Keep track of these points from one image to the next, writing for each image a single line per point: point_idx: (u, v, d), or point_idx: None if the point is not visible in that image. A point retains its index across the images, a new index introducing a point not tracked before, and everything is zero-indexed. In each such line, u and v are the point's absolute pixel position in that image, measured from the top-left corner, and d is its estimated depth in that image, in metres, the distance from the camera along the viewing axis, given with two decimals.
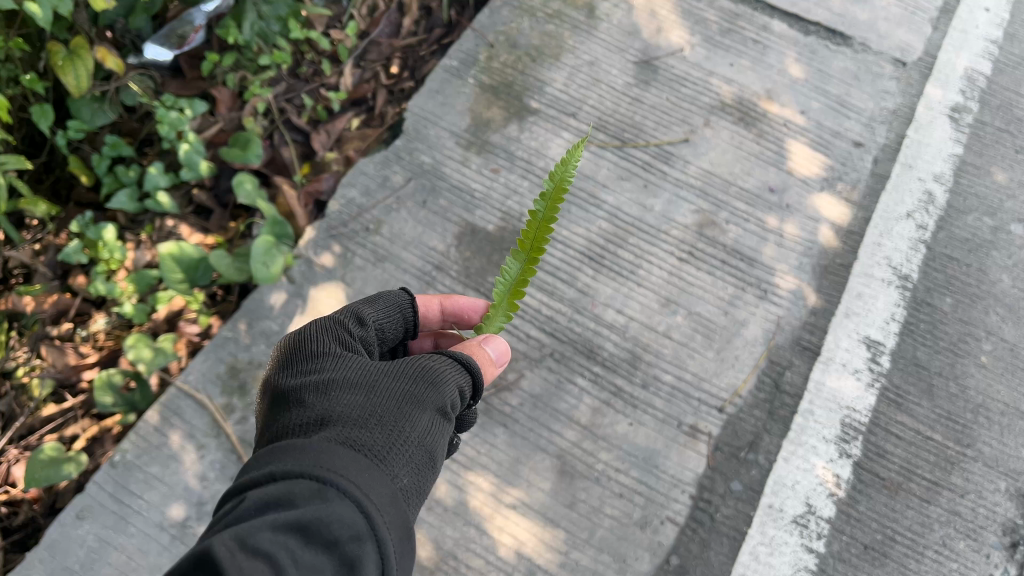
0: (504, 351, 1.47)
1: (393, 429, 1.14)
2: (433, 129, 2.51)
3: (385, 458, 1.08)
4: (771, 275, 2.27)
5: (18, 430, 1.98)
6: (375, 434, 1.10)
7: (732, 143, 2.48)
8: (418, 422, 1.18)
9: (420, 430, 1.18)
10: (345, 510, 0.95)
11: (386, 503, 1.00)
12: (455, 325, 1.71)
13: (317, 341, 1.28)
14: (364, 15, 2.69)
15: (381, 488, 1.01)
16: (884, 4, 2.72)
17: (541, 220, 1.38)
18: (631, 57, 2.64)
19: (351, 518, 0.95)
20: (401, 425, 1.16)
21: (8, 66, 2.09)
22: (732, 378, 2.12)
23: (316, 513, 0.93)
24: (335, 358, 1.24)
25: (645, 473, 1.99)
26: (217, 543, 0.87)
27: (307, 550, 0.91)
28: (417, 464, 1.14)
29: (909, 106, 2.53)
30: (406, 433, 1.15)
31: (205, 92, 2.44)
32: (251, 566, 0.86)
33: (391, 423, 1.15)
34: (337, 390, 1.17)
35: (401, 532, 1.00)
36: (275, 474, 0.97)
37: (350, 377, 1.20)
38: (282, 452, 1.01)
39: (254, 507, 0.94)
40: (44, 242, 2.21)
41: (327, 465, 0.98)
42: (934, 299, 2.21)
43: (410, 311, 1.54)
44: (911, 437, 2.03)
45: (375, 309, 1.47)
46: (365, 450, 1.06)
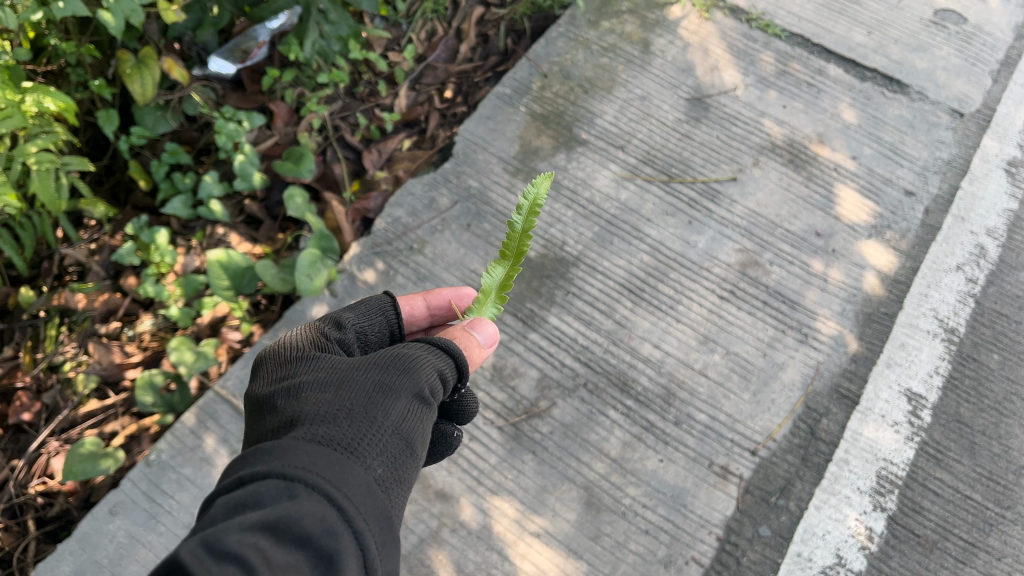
0: (492, 335, 1.48)
1: (363, 419, 1.13)
2: (482, 154, 2.54)
3: (356, 447, 1.07)
4: (812, 319, 2.24)
5: (61, 423, 2.03)
6: (344, 427, 1.09)
7: (780, 185, 2.47)
8: (391, 409, 1.17)
9: (394, 417, 1.17)
10: (316, 505, 0.93)
11: (360, 494, 0.99)
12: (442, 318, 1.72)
13: (293, 348, 1.30)
14: (422, 39, 2.76)
15: (355, 481, 1.00)
16: (943, 54, 2.69)
17: (518, 232, 1.50)
18: (683, 93, 2.65)
19: (322, 512, 0.93)
20: (373, 414, 1.15)
21: (78, 71, 2.19)
22: (768, 422, 2.09)
23: (285, 510, 0.91)
24: (308, 360, 1.25)
25: (672, 511, 1.97)
26: (183, 550, 0.83)
27: (280, 547, 0.89)
28: (393, 453, 1.13)
29: (965, 157, 2.50)
30: (379, 422, 1.14)
31: (263, 106, 2.50)
32: (221, 569, 0.82)
33: (363, 413, 1.14)
34: (307, 391, 1.17)
35: (378, 521, 0.99)
36: (243, 477, 0.96)
37: (320, 376, 1.20)
38: (252, 457, 1.00)
39: (222, 511, 0.92)
40: (100, 242, 2.29)
41: (294, 464, 0.97)
42: (981, 355, 2.17)
43: (392, 312, 1.52)
44: (950, 495, 1.98)
45: (354, 315, 1.47)
46: (334, 443, 1.05)
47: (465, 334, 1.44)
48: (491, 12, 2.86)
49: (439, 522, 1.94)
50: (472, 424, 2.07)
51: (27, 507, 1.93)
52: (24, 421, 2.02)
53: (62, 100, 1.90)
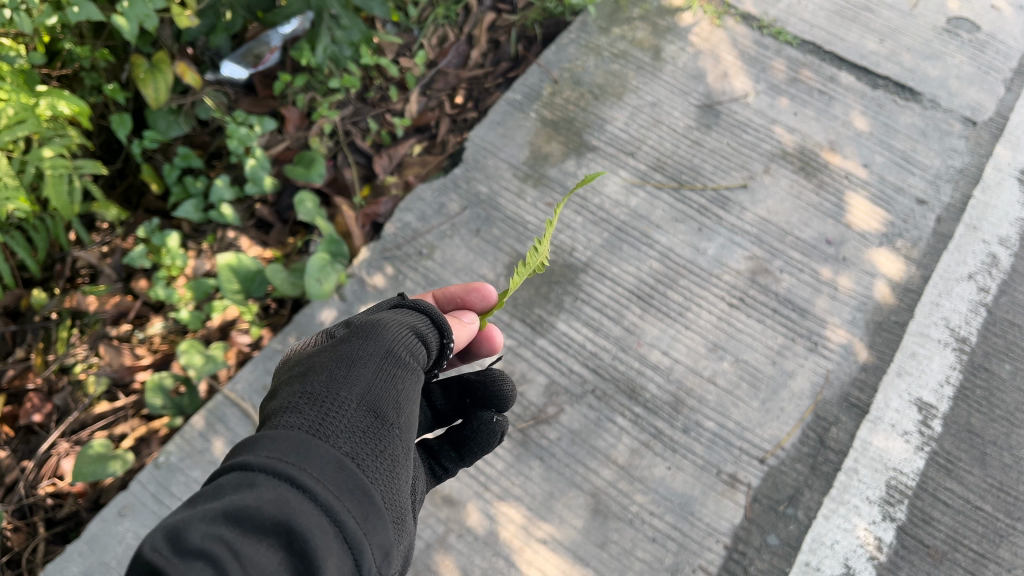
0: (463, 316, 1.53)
1: (330, 395, 1.11)
2: (492, 160, 2.55)
3: (320, 422, 1.06)
4: (822, 327, 2.23)
5: (71, 424, 2.04)
6: (308, 408, 1.08)
7: (791, 192, 2.46)
8: (359, 380, 1.16)
9: (362, 387, 1.15)
10: (276, 488, 0.93)
11: (325, 471, 0.98)
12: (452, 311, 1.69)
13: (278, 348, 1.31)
14: (434, 45, 2.77)
15: (320, 456, 0.99)
16: (956, 62, 2.68)
17: None
18: (694, 100, 2.65)
19: (282, 494, 0.92)
20: (338, 387, 1.13)
21: (92, 75, 2.20)
22: (776, 430, 2.09)
23: (244, 500, 0.90)
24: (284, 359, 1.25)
25: (680, 519, 1.97)
26: (149, 552, 0.85)
27: (243, 536, 0.88)
28: (366, 425, 1.11)
29: (977, 166, 2.48)
30: (345, 394, 1.12)
31: (275, 110, 2.51)
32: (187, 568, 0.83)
33: (326, 389, 1.12)
34: (278, 387, 1.17)
35: (351, 497, 0.98)
36: (210, 475, 0.97)
37: (291, 369, 1.20)
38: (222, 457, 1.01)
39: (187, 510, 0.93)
40: (112, 244, 2.30)
41: (253, 455, 0.97)
42: (992, 364, 2.15)
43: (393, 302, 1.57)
44: (960, 506, 1.96)
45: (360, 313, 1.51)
46: (296, 425, 1.04)
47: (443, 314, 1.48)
48: (503, 18, 2.87)
49: (446, 527, 1.94)
50: None
51: (37, 507, 1.94)
52: (34, 423, 2.03)
53: (77, 104, 1.91)
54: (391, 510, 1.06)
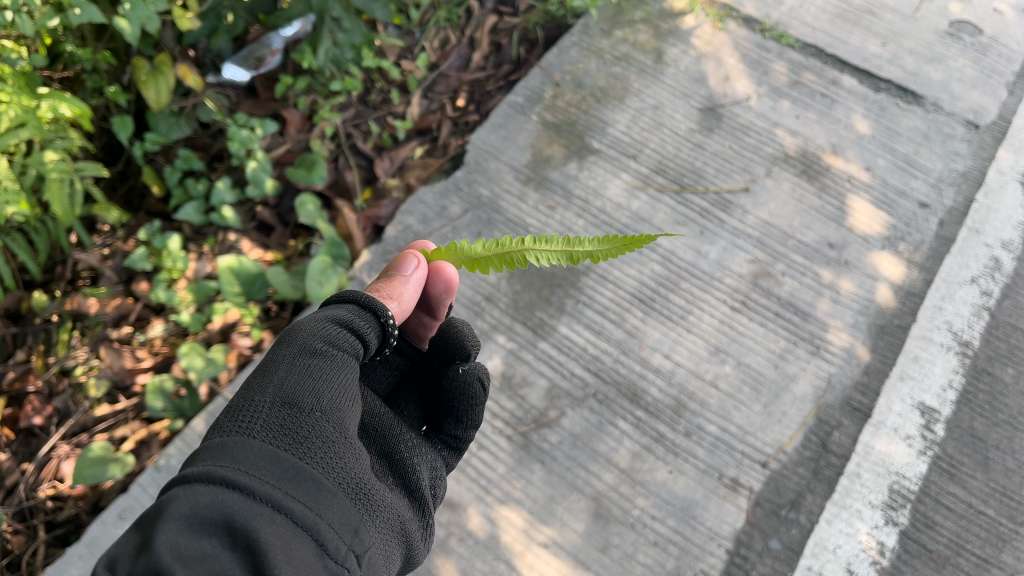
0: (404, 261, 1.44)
1: (252, 400, 1.12)
2: (494, 162, 2.55)
3: (242, 424, 1.06)
4: (824, 330, 2.22)
5: (71, 427, 2.03)
6: (229, 417, 1.09)
7: (793, 196, 2.46)
8: (276, 381, 1.16)
9: (279, 385, 1.15)
10: (211, 491, 0.93)
11: (251, 461, 0.99)
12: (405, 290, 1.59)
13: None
14: (435, 47, 2.76)
15: (248, 453, 1.00)
16: (959, 65, 2.68)
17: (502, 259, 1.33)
18: (696, 104, 2.64)
19: (213, 494, 0.93)
20: (256, 391, 1.14)
21: (94, 78, 2.20)
22: (778, 434, 2.08)
23: (181, 509, 0.91)
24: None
25: (682, 523, 1.96)
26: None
27: (186, 535, 0.89)
28: (290, 414, 1.11)
29: (979, 169, 2.48)
30: (264, 395, 1.13)
31: (277, 112, 2.50)
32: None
33: (244, 395, 1.13)
34: None
35: (289, 484, 1.00)
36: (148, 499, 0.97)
37: None
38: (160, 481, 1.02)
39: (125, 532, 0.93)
40: (113, 246, 2.29)
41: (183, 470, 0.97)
42: (995, 368, 2.14)
43: None
44: (963, 510, 1.95)
45: None
46: (220, 434, 1.05)
47: (389, 281, 1.41)
48: (505, 21, 2.87)
49: (446, 531, 1.93)
50: (482, 433, 2.07)
51: (37, 510, 1.94)
52: (35, 425, 2.03)
53: (78, 106, 1.91)
54: (337, 487, 1.09)
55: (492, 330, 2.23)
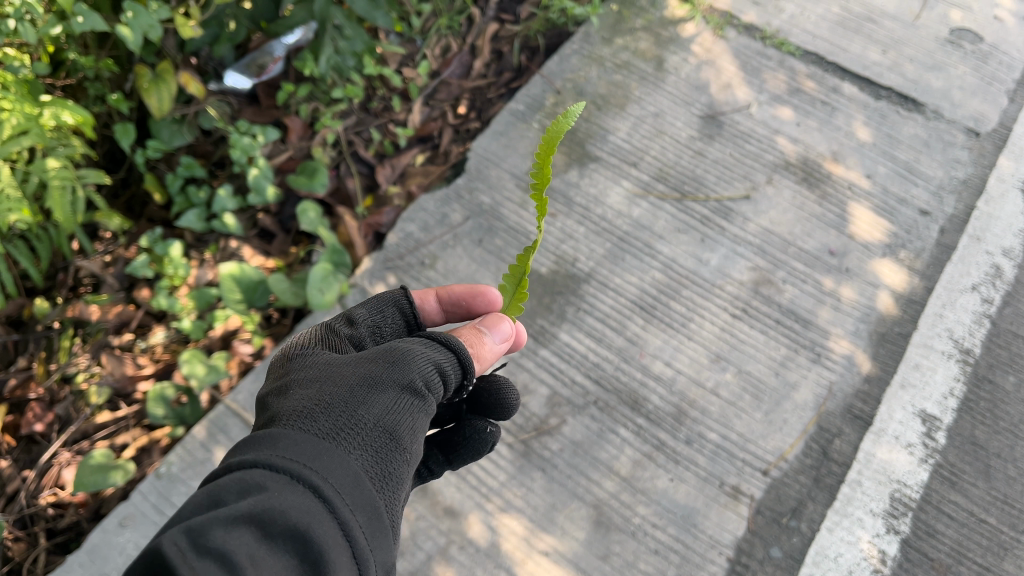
0: (502, 327, 1.42)
1: (353, 412, 1.10)
2: (495, 170, 2.55)
3: (339, 435, 1.04)
4: (825, 338, 2.22)
5: (73, 434, 2.03)
6: (323, 417, 1.06)
7: (794, 204, 2.46)
8: (381, 404, 1.14)
9: (378, 411, 1.13)
10: (298, 498, 0.91)
11: (344, 480, 0.97)
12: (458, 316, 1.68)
13: (289, 350, 1.29)
14: (437, 55, 2.77)
15: (338, 470, 0.97)
16: (959, 73, 2.68)
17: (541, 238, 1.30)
18: (697, 111, 2.65)
19: (302, 503, 0.91)
20: (356, 406, 1.11)
21: (97, 85, 2.21)
22: (779, 442, 2.08)
23: (267, 502, 0.89)
24: (301, 360, 1.23)
25: (683, 531, 1.96)
26: (167, 548, 0.82)
27: (260, 537, 0.86)
28: (382, 446, 1.09)
29: (980, 176, 2.48)
30: (363, 414, 1.10)
31: (278, 120, 2.52)
32: (203, 566, 0.81)
33: (345, 404, 1.11)
34: (294, 390, 1.15)
35: (366, 514, 0.96)
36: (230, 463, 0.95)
37: (310, 374, 1.18)
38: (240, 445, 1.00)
39: (193, 503, 0.89)
40: (114, 254, 2.30)
41: (273, 454, 0.95)
42: (997, 376, 2.14)
43: (406, 305, 1.53)
44: (965, 519, 1.95)
45: (367, 310, 1.47)
46: (313, 432, 1.02)
47: (476, 335, 1.38)
48: (506, 29, 2.89)
49: (447, 539, 1.93)
50: None
51: (38, 517, 1.94)
52: (35, 432, 2.03)
53: (80, 114, 1.91)
54: (394, 536, 1.05)
55: None
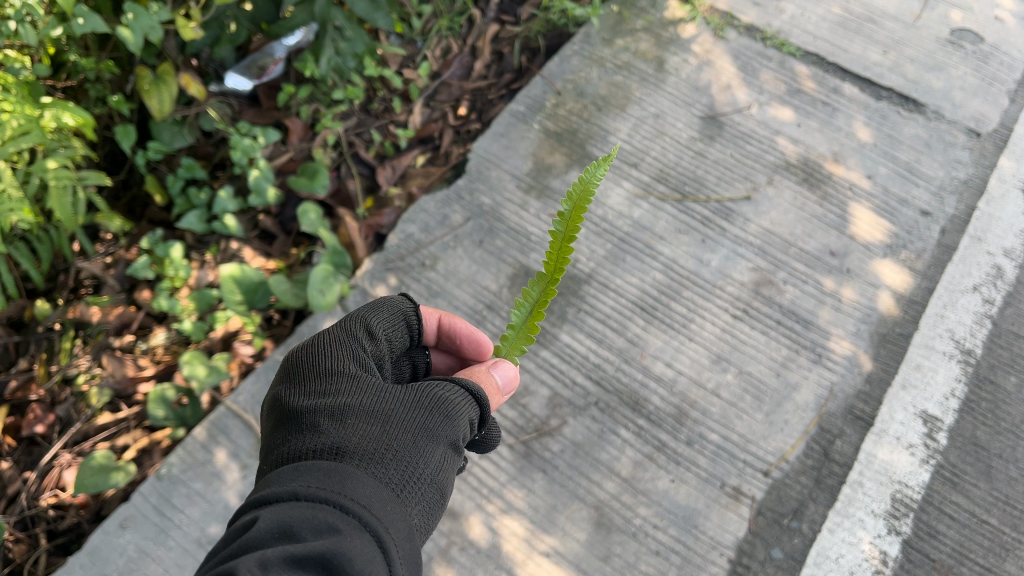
0: (512, 376, 1.44)
1: (407, 462, 1.13)
2: (495, 171, 2.55)
3: (401, 495, 1.08)
4: (826, 338, 2.22)
5: (73, 436, 2.04)
6: (390, 470, 1.09)
7: (795, 204, 2.46)
8: (430, 456, 1.17)
9: (431, 468, 1.17)
10: (366, 548, 0.94)
11: (400, 537, 1.01)
12: (447, 343, 1.65)
13: (328, 361, 1.27)
14: (437, 56, 2.78)
15: (401, 533, 1.02)
16: (960, 73, 2.68)
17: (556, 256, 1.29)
18: (698, 112, 2.65)
19: (370, 553, 0.94)
20: (415, 460, 1.15)
21: (98, 87, 2.22)
22: (780, 443, 2.08)
23: (337, 546, 0.91)
24: (348, 381, 1.23)
25: (684, 532, 1.96)
26: None
27: None
28: (426, 503, 1.14)
29: (981, 177, 2.48)
30: (420, 471, 1.14)
31: (279, 122, 2.52)
32: None
33: (406, 457, 1.14)
34: (352, 418, 1.15)
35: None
36: (300, 493, 0.97)
37: (366, 404, 1.18)
38: (309, 475, 1.01)
39: (266, 531, 0.92)
40: (115, 255, 2.30)
41: (347, 502, 0.98)
42: (998, 377, 2.14)
43: (414, 318, 1.53)
44: (966, 520, 1.94)
45: (382, 318, 1.46)
46: (383, 486, 1.05)
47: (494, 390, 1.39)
48: (506, 30, 2.89)
49: (448, 540, 1.93)
50: None
51: (39, 519, 1.94)
52: (36, 434, 2.03)
53: (81, 115, 1.92)
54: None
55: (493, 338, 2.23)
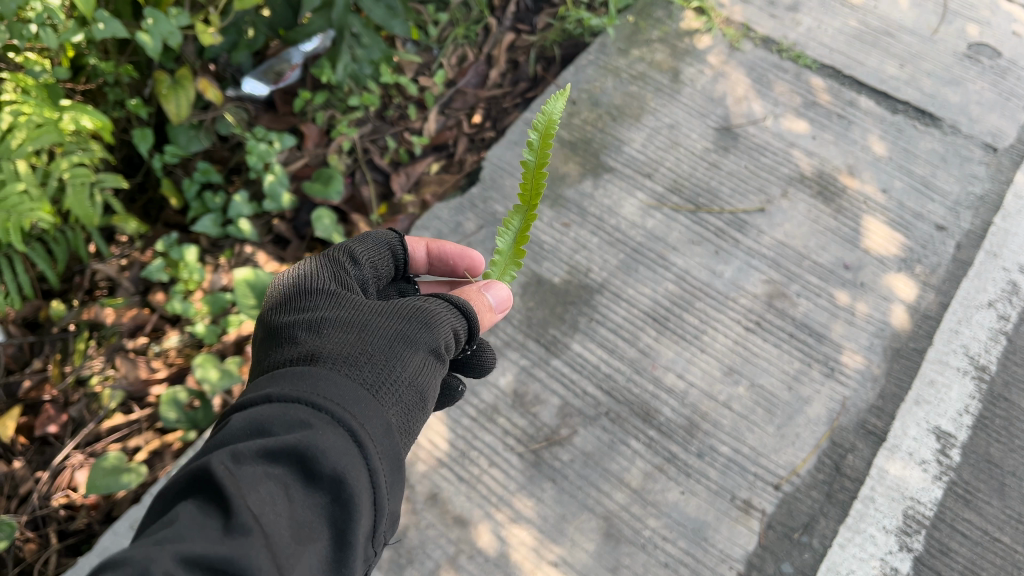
0: (504, 297, 1.47)
1: (385, 365, 1.14)
2: (509, 179, 2.55)
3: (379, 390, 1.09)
4: (838, 352, 2.21)
5: (86, 436, 2.05)
6: (364, 369, 1.10)
7: (809, 217, 2.45)
8: (410, 359, 1.19)
9: (412, 369, 1.18)
10: (336, 439, 0.96)
11: (378, 434, 1.02)
12: (441, 268, 1.71)
13: (308, 279, 1.30)
14: (453, 64, 2.80)
15: (375, 423, 1.03)
16: (977, 88, 2.67)
17: (532, 169, 1.41)
18: (712, 123, 2.65)
19: (342, 445, 0.96)
20: (393, 361, 1.16)
21: (116, 90, 2.24)
22: (792, 456, 2.06)
23: (307, 439, 0.94)
24: (326, 298, 1.25)
25: (693, 544, 1.95)
26: (213, 461, 0.89)
27: (298, 474, 0.93)
28: (409, 403, 1.15)
29: (997, 192, 2.46)
30: (399, 371, 1.15)
31: (295, 127, 2.53)
32: (247, 486, 0.88)
33: (385, 359, 1.15)
34: (328, 328, 1.17)
35: (393, 468, 1.02)
36: (272, 395, 1.00)
37: (343, 316, 1.20)
38: (281, 378, 1.03)
39: (238, 429, 0.95)
40: (130, 257, 2.33)
41: (316, 397, 0.99)
42: (1012, 394, 2.12)
43: (400, 249, 1.58)
44: (978, 537, 1.93)
45: (366, 246, 1.50)
46: (356, 381, 1.07)
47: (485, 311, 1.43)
48: (522, 39, 2.90)
49: (456, 548, 1.92)
50: (493, 451, 2.07)
51: (50, 519, 1.94)
52: (49, 434, 2.05)
53: (100, 118, 1.93)
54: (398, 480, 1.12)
55: (505, 346, 2.23)
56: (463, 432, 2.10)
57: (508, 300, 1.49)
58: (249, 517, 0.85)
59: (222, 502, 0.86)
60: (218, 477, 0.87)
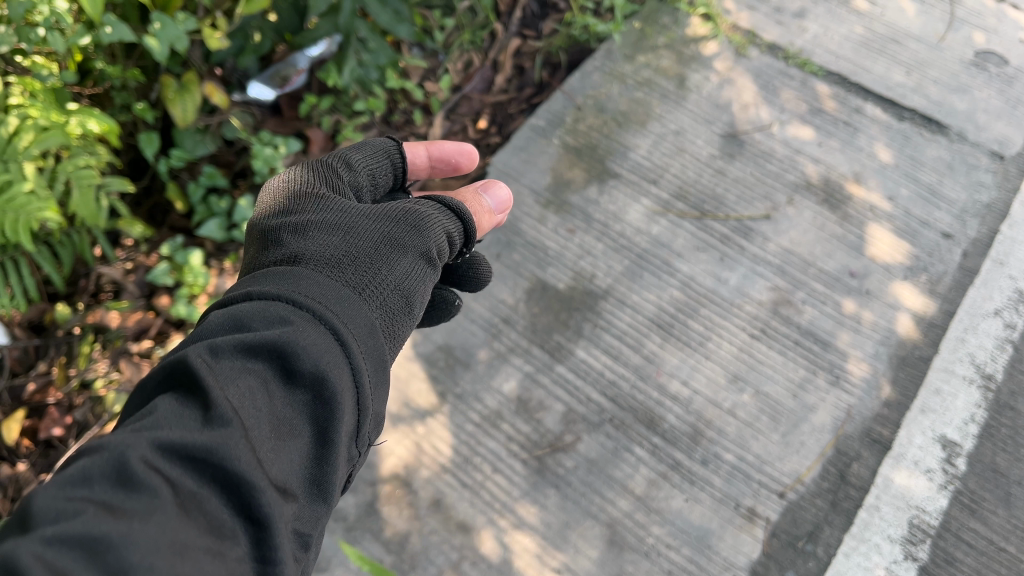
0: (502, 199, 1.68)
1: (370, 268, 1.22)
2: (514, 185, 2.54)
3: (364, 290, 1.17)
4: (843, 360, 2.21)
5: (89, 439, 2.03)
6: (348, 271, 1.17)
7: (814, 224, 2.45)
8: (395, 265, 1.26)
9: (397, 274, 1.25)
10: (317, 338, 1.02)
11: (361, 334, 1.09)
12: (441, 169, 1.90)
13: (298, 187, 1.37)
14: (459, 70, 2.82)
15: (356, 321, 1.10)
16: (984, 96, 2.67)
17: None
18: (718, 130, 2.64)
19: (323, 343, 1.02)
20: (378, 266, 1.23)
21: (123, 94, 2.24)
22: (797, 464, 2.06)
23: (287, 336, 1.00)
24: (318, 203, 1.33)
25: (697, 552, 1.95)
26: (191, 354, 0.94)
27: (276, 369, 0.99)
28: (395, 306, 1.22)
29: (1003, 201, 2.46)
30: (383, 276, 1.22)
31: (301, 132, 2.55)
32: (223, 381, 0.93)
33: (371, 265, 1.22)
34: (314, 232, 1.24)
35: (376, 363, 1.10)
36: (252, 294, 1.06)
37: (329, 221, 1.27)
38: (265, 279, 1.10)
39: (219, 326, 1.01)
40: (136, 261, 2.33)
41: (296, 296, 1.06)
42: (1018, 403, 2.11)
43: (397, 156, 1.69)
44: (984, 547, 1.92)
45: (363, 155, 1.61)
46: (339, 281, 1.14)
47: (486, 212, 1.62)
48: (528, 45, 2.92)
49: (460, 554, 1.92)
50: (496, 457, 2.06)
51: None
52: (54, 436, 2.04)
53: (106, 122, 1.92)
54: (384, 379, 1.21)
55: (509, 352, 2.23)
56: (466, 437, 2.09)
57: (507, 201, 1.70)
58: (228, 411, 0.90)
59: (199, 393, 0.92)
60: (195, 370, 0.92)
